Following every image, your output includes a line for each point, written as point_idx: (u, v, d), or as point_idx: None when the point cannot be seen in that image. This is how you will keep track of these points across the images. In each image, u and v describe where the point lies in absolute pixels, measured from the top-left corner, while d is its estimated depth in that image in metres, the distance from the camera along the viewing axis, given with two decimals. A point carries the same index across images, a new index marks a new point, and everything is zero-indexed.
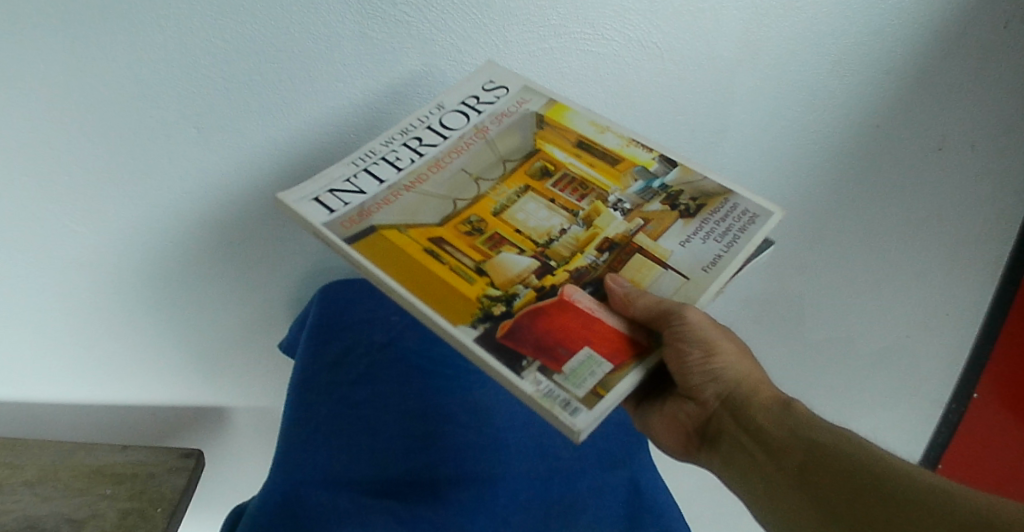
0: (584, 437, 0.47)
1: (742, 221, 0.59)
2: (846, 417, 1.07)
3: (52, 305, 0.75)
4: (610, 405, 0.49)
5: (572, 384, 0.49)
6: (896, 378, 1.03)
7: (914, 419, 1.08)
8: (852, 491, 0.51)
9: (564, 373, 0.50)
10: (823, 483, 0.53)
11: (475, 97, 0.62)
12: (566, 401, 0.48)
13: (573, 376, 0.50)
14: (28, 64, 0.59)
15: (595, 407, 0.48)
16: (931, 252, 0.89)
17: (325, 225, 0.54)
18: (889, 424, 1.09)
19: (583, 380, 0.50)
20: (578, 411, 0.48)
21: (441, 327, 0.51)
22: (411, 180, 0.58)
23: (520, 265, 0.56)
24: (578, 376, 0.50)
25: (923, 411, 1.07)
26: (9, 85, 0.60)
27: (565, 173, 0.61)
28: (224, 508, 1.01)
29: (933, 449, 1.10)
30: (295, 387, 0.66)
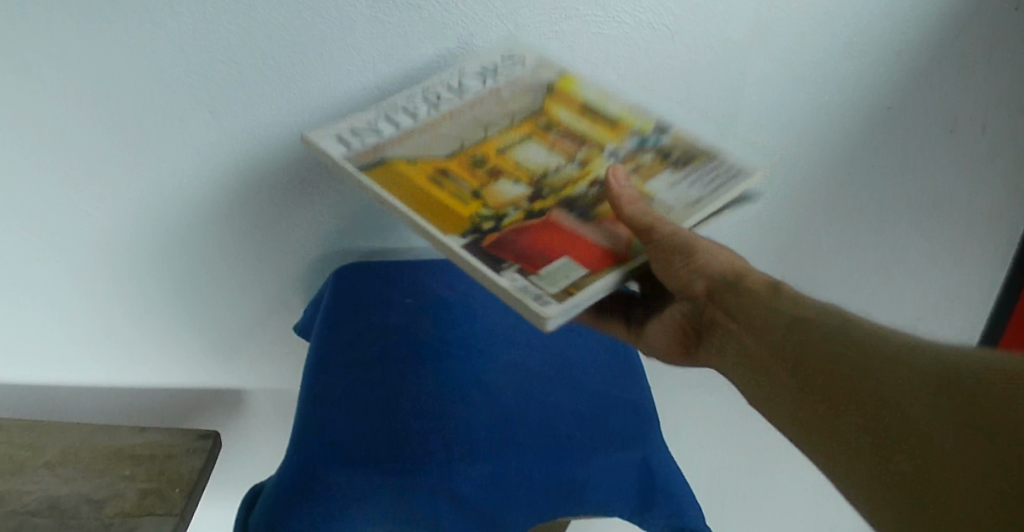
0: (552, 322, 0.48)
1: (728, 174, 0.60)
2: None
3: (73, 287, 0.77)
4: (581, 304, 0.51)
5: (546, 281, 0.51)
6: (910, 365, 1.01)
7: None
8: (906, 434, 0.40)
9: (539, 274, 0.52)
10: (849, 380, 0.43)
11: (493, 55, 0.67)
12: (538, 295, 0.50)
13: (548, 277, 0.52)
14: (44, 50, 0.60)
15: (570, 296, 0.50)
16: (939, 236, 0.89)
17: (343, 156, 0.60)
18: None
19: (557, 280, 0.52)
20: (549, 300, 0.49)
21: (433, 235, 0.55)
22: (426, 123, 0.65)
23: (512, 191, 0.61)
24: (553, 277, 0.52)
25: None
26: (28, 69, 0.61)
27: (566, 129, 0.66)
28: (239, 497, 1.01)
29: None
30: (314, 364, 0.67)
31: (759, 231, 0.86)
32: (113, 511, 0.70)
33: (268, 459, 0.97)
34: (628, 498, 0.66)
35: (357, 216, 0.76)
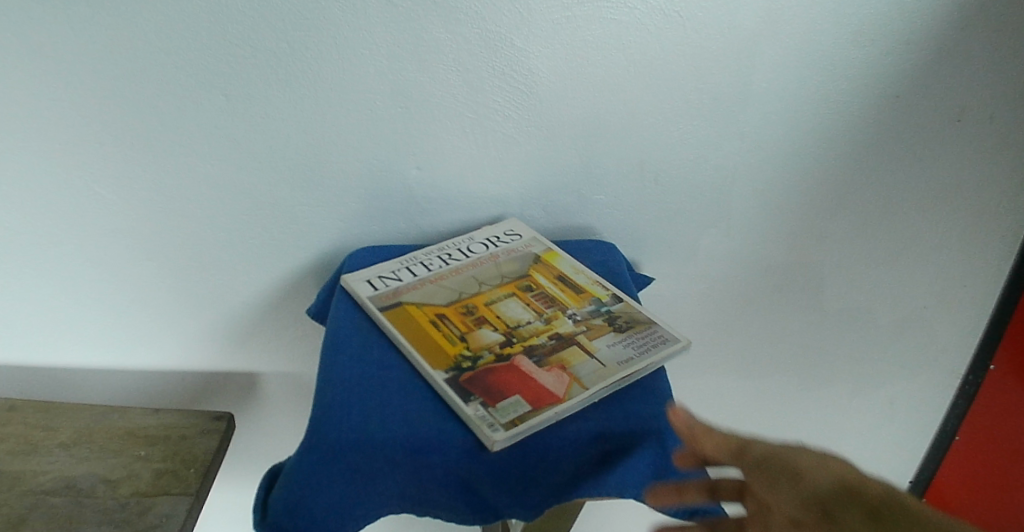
0: (498, 445, 0.53)
1: (655, 340, 0.63)
2: (873, 407, 1.04)
3: (86, 268, 0.77)
4: (526, 432, 0.55)
5: (500, 412, 0.55)
6: (921, 362, 1.00)
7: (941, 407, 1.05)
8: None
9: (496, 405, 0.56)
10: None
11: (495, 236, 0.76)
12: (490, 420, 0.55)
13: (501, 409, 0.56)
14: (68, 30, 0.63)
15: (513, 427, 0.54)
16: (945, 227, 0.88)
17: (368, 297, 0.67)
18: (916, 414, 1.06)
19: (508, 411, 0.55)
20: (497, 428, 0.54)
21: (424, 368, 0.59)
22: (436, 276, 0.70)
23: (488, 338, 0.63)
24: (505, 409, 0.56)
25: (942, 392, 1.03)
26: (52, 48, 0.63)
27: (543, 291, 0.69)
28: (241, 496, 1.00)
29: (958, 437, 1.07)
30: (327, 344, 0.63)
31: (772, 217, 0.85)
32: (130, 490, 0.70)
33: (272, 450, 0.96)
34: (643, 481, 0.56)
35: (368, 201, 0.77)
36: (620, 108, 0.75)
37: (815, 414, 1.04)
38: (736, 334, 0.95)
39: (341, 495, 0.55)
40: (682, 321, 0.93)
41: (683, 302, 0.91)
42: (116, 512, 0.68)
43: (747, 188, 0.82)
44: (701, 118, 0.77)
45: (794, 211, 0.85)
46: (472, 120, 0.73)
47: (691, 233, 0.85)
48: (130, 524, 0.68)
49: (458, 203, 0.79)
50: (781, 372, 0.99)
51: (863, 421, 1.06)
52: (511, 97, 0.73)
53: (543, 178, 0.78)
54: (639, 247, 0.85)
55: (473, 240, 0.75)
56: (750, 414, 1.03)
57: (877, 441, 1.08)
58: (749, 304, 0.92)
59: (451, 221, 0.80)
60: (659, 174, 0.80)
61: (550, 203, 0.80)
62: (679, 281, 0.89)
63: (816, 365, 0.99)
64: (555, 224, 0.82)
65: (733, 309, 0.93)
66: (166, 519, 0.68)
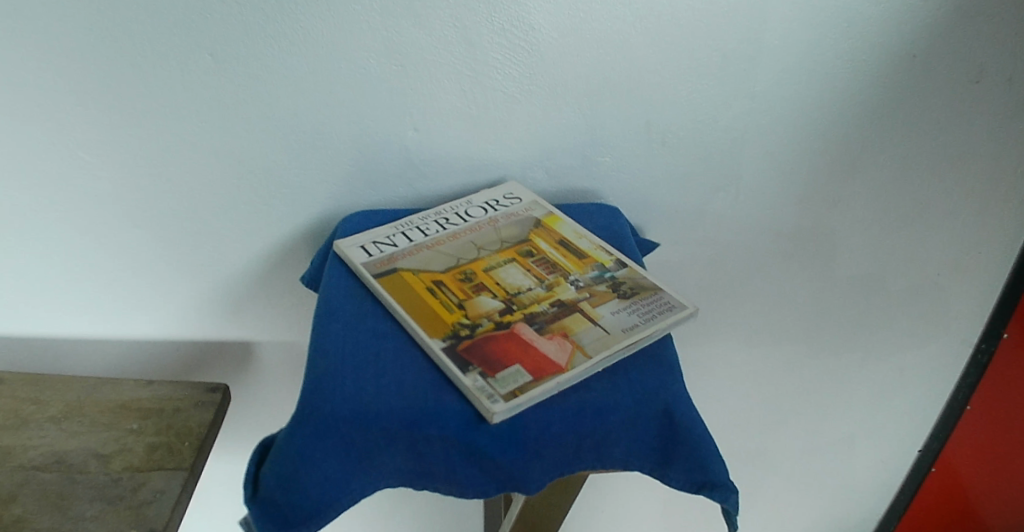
0: (497, 418, 0.51)
1: (661, 307, 0.60)
2: (883, 376, 1.02)
3: (76, 237, 0.76)
4: (527, 404, 0.52)
5: (500, 383, 0.53)
6: (933, 329, 0.97)
7: (952, 376, 1.02)
8: None
9: (495, 375, 0.53)
10: None
11: (494, 200, 0.73)
12: (489, 391, 0.52)
13: (501, 379, 0.53)
14: None
15: (513, 398, 0.52)
16: (962, 189, 0.84)
17: (362, 264, 0.64)
18: (927, 383, 1.03)
19: (508, 381, 0.53)
20: (497, 400, 0.52)
21: (420, 336, 0.57)
22: (433, 241, 0.67)
23: (488, 305, 0.60)
24: (505, 380, 0.53)
25: (954, 361, 1.01)
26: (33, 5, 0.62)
27: (544, 257, 0.66)
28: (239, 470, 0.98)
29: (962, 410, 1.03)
30: (321, 312, 0.61)
31: (784, 178, 0.81)
32: (122, 465, 0.68)
33: (269, 424, 0.95)
34: (648, 453, 0.55)
35: (362, 164, 0.74)
36: (622, 68, 0.71)
37: (826, 381, 1.01)
38: (744, 304, 0.92)
39: (336, 469, 0.53)
40: (690, 289, 0.90)
41: (690, 269, 0.88)
42: (108, 488, 0.66)
43: (758, 148, 0.79)
44: (707, 78, 0.73)
45: (804, 175, 0.81)
46: (469, 78, 0.70)
47: (697, 199, 0.82)
48: (124, 499, 0.65)
49: (456, 165, 0.75)
50: (791, 339, 0.96)
51: (874, 389, 1.03)
52: (509, 55, 0.69)
53: (544, 138, 0.75)
54: (645, 211, 0.82)
55: (471, 204, 0.72)
56: (759, 382, 1.00)
57: (888, 409, 1.06)
58: (759, 269, 0.89)
59: (449, 184, 0.77)
60: (666, 134, 0.76)
61: (552, 165, 0.77)
62: (687, 247, 0.86)
63: (827, 332, 0.96)
64: (557, 190, 0.79)
65: (743, 275, 0.89)
66: (160, 494, 0.66)
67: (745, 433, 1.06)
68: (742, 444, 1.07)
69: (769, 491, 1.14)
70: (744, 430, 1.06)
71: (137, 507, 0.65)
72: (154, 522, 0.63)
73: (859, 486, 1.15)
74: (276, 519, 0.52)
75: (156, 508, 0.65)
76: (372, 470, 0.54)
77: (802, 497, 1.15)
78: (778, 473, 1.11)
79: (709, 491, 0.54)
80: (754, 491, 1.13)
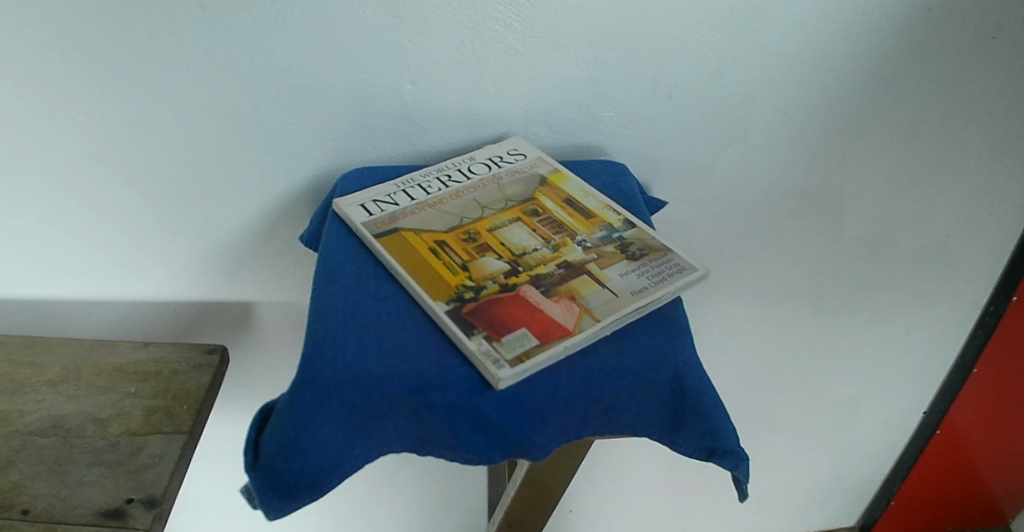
0: (504, 384, 0.50)
1: (671, 270, 0.58)
2: (888, 337, 1.01)
3: (65, 196, 0.74)
4: (534, 369, 0.51)
5: (506, 347, 0.51)
6: (940, 290, 0.96)
7: (957, 337, 1.01)
8: None
9: (501, 339, 0.52)
10: None
11: (497, 156, 0.70)
12: (496, 356, 0.51)
13: (507, 343, 0.52)
14: None
15: (520, 363, 0.50)
16: (979, 146, 0.82)
17: (362, 223, 0.62)
18: (932, 344, 1.02)
19: (515, 346, 0.51)
20: (503, 365, 0.50)
21: (423, 299, 0.55)
22: (435, 200, 0.65)
23: (492, 267, 0.58)
24: (512, 344, 0.52)
25: (960, 322, 1.00)
26: None
27: (550, 216, 0.64)
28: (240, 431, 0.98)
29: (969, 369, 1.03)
30: (319, 273, 0.59)
31: (797, 134, 0.78)
32: (120, 429, 0.67)
33: (268, 387, 0.94)
34: (657, 419, 0.55)
35: (359, 120, 0.71)
36: (629, 22, 0.68)
37: (831, 342, 1.00)
38: (750, 267, 0.90)
39: (338, 436, 0.51)
40: (697, 249, 0.87)
41: (698, 229, 0.86)
42: (106, 453, 0.65)
43: (771, 103, 0.76)
44: (717, 32, 0.70)
45: (816, 133, 0.79)
46: (470, 28, 0.67)
47: (704, 159, 0.79)
48: (122, 464, 0.64)
49: (457, 120, 0.73)
50: (798, 299, 0.94)
51: (881, 349, 1.02)
52: (510, 7, 0.66)
53: (548, 92, 0.72)
54: (652, 169, 0.79)
55: (473, 161, 0.70)
56: (764, 343, 0.99)
57: (894, 369, 1.05)
58: (768, 229, 0.86)
59: (450, 140, 0.74)
60: (675, 88, 0.73)
61: (557, 120, 0.74)
62: (694, 206, 0.83)
63: (836, 292, 0.94)
64: (560, 148, 0.76)
65: (752, 235, 0.87)
66: (159, 458, 0.65)
67: (747, 395, 1.05)
68: (745, 406, 1.07)
69: (772, 451, 1.13)
70: (746, 392, 1.05)
71: (136, 472, 0.64)
72: (153, 488, 0.62)
73: (861, 446, 1.15)
74: (277, 486, 0.51)
75: (155, 473, 0.64)
76: (375, 435, 0.53)
77: (804, 456, 1.15)
78: (780, 433, 1.11)
79: (720, 458, 0.54)
80: (757, 451, 1.13)
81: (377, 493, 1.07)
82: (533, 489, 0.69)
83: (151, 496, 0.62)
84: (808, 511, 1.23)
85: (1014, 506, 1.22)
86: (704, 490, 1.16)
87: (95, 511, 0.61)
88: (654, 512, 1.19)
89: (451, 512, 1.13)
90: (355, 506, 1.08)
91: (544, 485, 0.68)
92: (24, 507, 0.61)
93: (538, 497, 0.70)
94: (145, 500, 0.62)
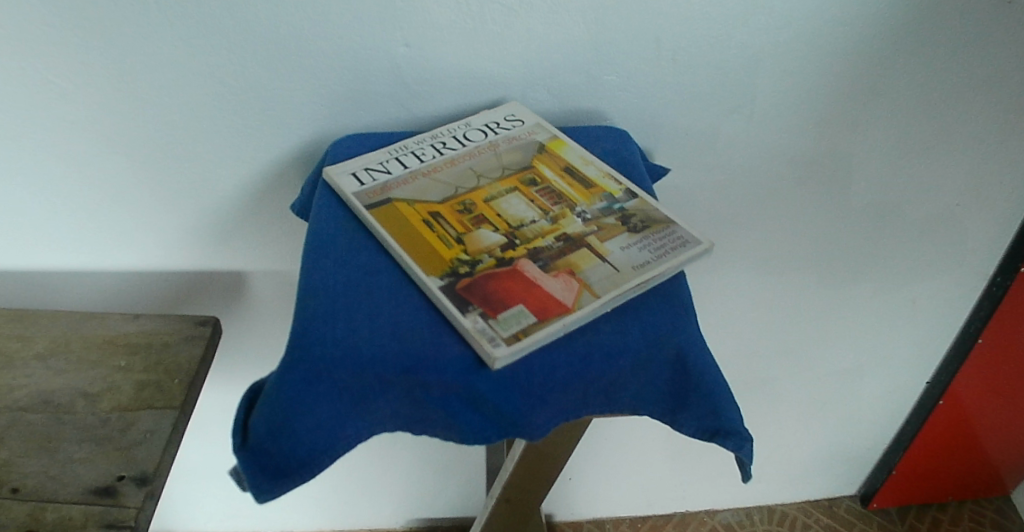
0: (499, 363, 0.48)
1: (673, 243, 0.56)
2: (893, 307, 0.99)
3: (49, 164, 0.71)
4: (531, 348, 0.49)
5: (502, 325, 0.49)
6: (947, 260, 0.94)
7: (963, 306, 1.00)
8: None
9: (497, 316, 0.50)
10: None
11: (495, 122, 0.67)
12: (491, 335, 0.49)
13: (504, 321, 0.50)
14: None
15: (516, 341, 0.49)
16: (994, 111, 0.79)
17: (353, 193, 0.59)
18: (936, 313, 1.01)
19: (511, 323, 0.50)
20: (498, 344, 0.48)
21: (416, 274, 0.53)
22: (429, 168, 0.62)
23: (488, 239, 0.56)
24: (508, 322, 0.50)
25: (966, 292, 0.98)
26: None
27: (548, 186, 0.61)
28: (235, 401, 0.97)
29: (969, 341, 1.02)
30: (309, 246, 0.57)
31: (806, 99, 0.75)
32: (110, 405, 0.66)
33: (262, 357, 0.92)
34: (659, 398, 0.54)
35: (349, 83, 0.68)
36: None
37: (835, 312, 0.98)
38: (753, 236, 0.88)
39: (329, 415, 0.50)
40: (701, 218, 0.85)
41: (701, 197, 0.83)
42: (96, 429, 0.64)
43: (780, 66, 0.72)
44: None
45: (826, 98, 0.75)
46: None
47: (708, 126, 0.76)
48: (113, 441, 0.63)
49: (452, 84, 0.70)
50: (803, 269, 0.92)
51: (885, 318, 1.00)
52: None
53: (547, 54, 0.69)
54: (655, 134, 0.76)
55: (469, 127, 0.67)
56: (768, 313, 0.97)
57: (897, 339, 1.03)
58: (774, 197, 0.84)
59: (445, 105, 0.71)
60: (679, 50, 0.70)
61: (556, 84, 0.71)
62: (699, 173, 0.81)
63: (842, 260, 0.92)
64: (559, 113, 0.74)
65: (758, 202, 0.84)
66: (150, 435, 0.64)
67: (748, 364, 1.04)
68: (745, 376, 1.06)
69: (773, 419, 1.13)
70: (747, 362, 1.04)
71: (126, 449, 0.63)
72: (145, 465, 0.61)
73: (863, 415, 1.14)
74: (267, 468, 0.50)
75: (145, 449, 0.63)
76: (367, 415, 0.51)
77: (805, 425, 1.14)
78: (782, 401, 1.10)
79: (722, 439, 0.52)
80: (758, 419, 1.12)
81: (376, 462, 1.07)
82: (532, 462, 0.68)
83: (142, 474, 0.61)
84: (808, 478, 1.23)
85: (1013, 476, 1.22)
86: (704, 458, 1.16)
87: (86, 488, 0.60)
88: (654, 479, 1.19)
89: (450, 480, 1.13)
90: (354, 474, 1.08)
91: (546, 457, 0.68)
92: (14, 485, 0.60)
93: (538, 469, 0.69)
94: (136, 477, 0.61)
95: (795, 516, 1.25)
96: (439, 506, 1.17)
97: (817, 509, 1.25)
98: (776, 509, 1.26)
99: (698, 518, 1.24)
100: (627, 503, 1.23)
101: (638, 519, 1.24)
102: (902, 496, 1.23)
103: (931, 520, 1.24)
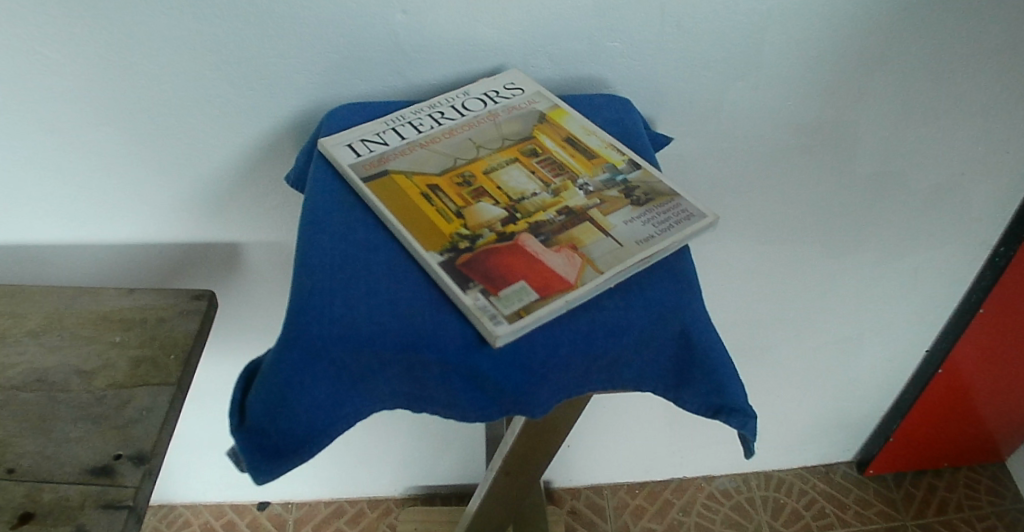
0: (501, 342, 0.47)
1: (677, 218, 0.55)
2: (894, 275, 0.98)
3: (35, 136, 0.69)
4: (533, 326, 0.48)
5: (504, 303, 0.48)
6: (951, 229, 0.93)
7: (965, 275, 0.99)
8: None
9: (499, 294, 0.49)
10: None
11: (494, 91, 0.65)
12: (492, 313, 0.48)
13: (505, 298, 0.49)
14: None
15: (517, 319, 0.48)
16: (1003, 79, 0.77)
17: (350, 166, 0.58)
18: (938, 281, 1.00)
19: (513, 301, 0.49)
20: (500, 321, 0.47)
21: (414, 251, 0.52)
22: (427, 139, 0.61)
23: (489, 213, 0.55)
24: (510, 299, 0.49)
25: (969, 261, 0.97)
26: None
27: (550, 158, 0.60)
28: (233, 372, 0.97)
29: (969, 309, 1.02)
30: (305, 221, 0.56)
31: (813, 67, 0.73)
32: (106, 382, 0.66)
33: (260, 329, 0.92)
34: (662, 375, 0.53)
35: (344, 52, 0.66)
36: None
37: (836, 280, 0.98)
38: (756, 205, 0.87)
39: (327, 395, 0.49)
40: (703, 187, 0.84)
41: (704, 166, 0.82)
42: (93, 407, 0.64)
43: (786, 33, 0.70)
44: None
45: (832, 64, 0.73)
46: None
47: (711, 94, 0.75)
48: (109, 418, 0.63)
49: (450, 52, 0.67)
50: (806, 238, 0.91)
51: (887, 287, 1.00)
52: None
53: (548, 20, 0.67)
54: (658, 102, 0.75)
55: (468, 96, 0.65)
56: (769, 281, 0.96)
57: (897, 307, 1.03)
58: (778, 165, 0.83)
59: (444, 72, 0.69)
60: (684, 17, 0.68)
61: (558, 51, 0.69)
62: (702, 142, 0.79)
63: (845, 230, 0.91)
64: (561, 81, 0.72)
65: (761, 171, 0.83)
66: (147, 412, 0.63)
67: (747, 332, 1.04)
68: (744, 343, 1.05)
69: (772, 386, 1.13)
70: (746, 330, 1.03)
71: (123, 427, 0.62)
72: (142, 443, 0.61)
73: (861, 382, 1.14)
74: (266, 449, 0.50)
75: (143, 427, 0.62)
76: (366, 393, 0.51)
77: (804, 392, 1.14)
78: (781, 369, 1.10)
79: (727, 416, 0.52)
80: (757, 387, 1.12)
81: (375, 430, 1.07)
82: (532, 434, 0.68)
83: (140, 452, 0.60)
84: (805, 444, 1.23)
85: (1008, 443, 1.23)
86: (702, 425, 1.16)
87: (84, 467, 0.60)
88: (652, 446, 1.19)
89: (449, 449, 1.13)
90: (353, 443, 1.08)
91: (546, 428, 0.67)
92: (9, 466, 0.60)
93: (538, 440, 0.69)
94: (134, 456, 0.60)
95: (792, 482, 1.26)
96: (438, 474, 1.18)
97: (815, 475, 1.26)
98: (773, 475, 1.27)
99: (696, 484, 1.26)
100: (625, 470, 1.24)
101: (636, 485, 1.25)
102: (899, 462, 1.24)
103: (927, 486, 1.25)
